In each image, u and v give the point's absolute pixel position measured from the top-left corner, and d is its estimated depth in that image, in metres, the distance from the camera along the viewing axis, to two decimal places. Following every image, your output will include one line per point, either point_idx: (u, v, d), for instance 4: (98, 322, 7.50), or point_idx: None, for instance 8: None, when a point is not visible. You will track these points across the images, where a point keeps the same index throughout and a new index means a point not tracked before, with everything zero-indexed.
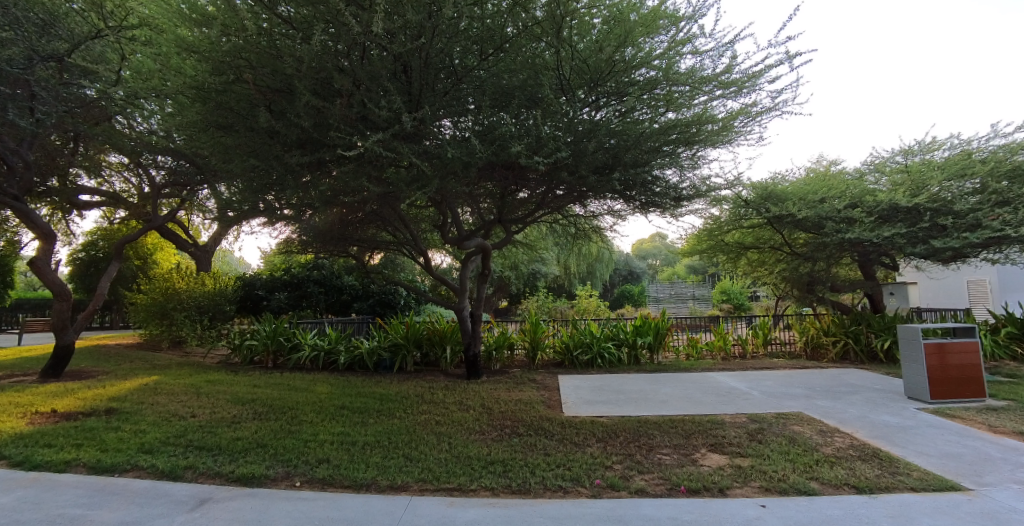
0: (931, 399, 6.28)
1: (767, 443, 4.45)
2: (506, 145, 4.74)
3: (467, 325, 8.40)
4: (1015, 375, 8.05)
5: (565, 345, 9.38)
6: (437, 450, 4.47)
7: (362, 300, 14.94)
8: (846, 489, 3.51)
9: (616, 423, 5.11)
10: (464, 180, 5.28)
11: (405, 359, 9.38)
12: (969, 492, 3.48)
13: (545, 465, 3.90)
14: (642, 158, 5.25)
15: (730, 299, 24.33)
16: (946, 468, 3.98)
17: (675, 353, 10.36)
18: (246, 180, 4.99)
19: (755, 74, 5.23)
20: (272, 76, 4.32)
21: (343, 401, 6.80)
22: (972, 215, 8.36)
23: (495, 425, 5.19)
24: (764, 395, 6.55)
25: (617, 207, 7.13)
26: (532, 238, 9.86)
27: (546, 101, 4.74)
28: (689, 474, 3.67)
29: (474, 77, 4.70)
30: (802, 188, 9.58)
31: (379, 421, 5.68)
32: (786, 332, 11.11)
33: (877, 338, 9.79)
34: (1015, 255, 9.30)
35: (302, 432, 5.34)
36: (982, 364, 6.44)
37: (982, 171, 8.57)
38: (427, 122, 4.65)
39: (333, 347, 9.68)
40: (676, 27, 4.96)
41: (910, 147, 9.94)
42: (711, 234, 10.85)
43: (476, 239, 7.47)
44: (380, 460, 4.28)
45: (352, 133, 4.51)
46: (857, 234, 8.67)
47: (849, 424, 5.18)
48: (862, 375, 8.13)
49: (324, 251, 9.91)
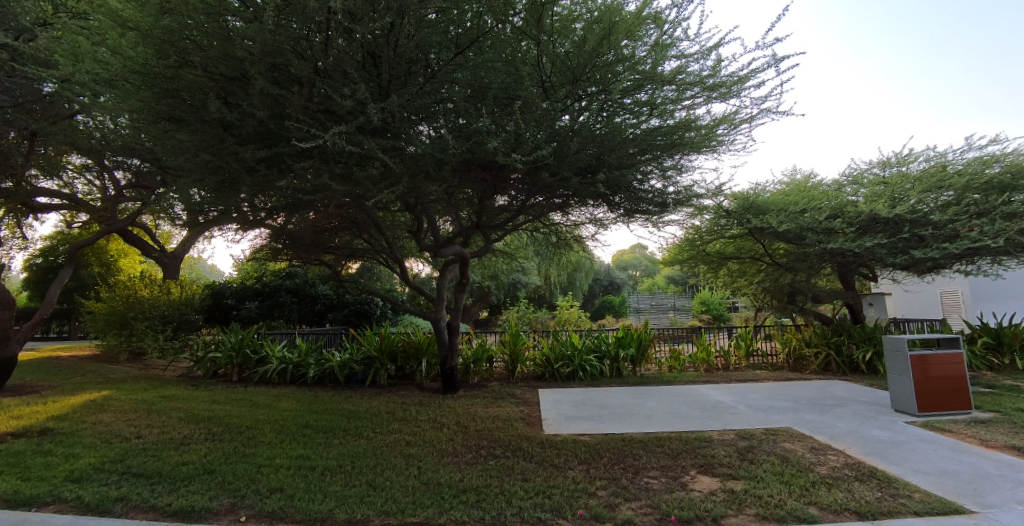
0: (919, 412, 6.13)
1: (759, 463, 4.16)
2: (482, 142, 4.41)
3: (444, 337, 7.93)
4: (996, 385, 8.02)
5: (545, 358, 9.02)
6: (405, 476, 4.06)
7: (337, 310, 14.17)
8: (847, 515, 3.22)
9: (600, 442, 4.79)
10: (438, 180, 4.93)
11: (379, 372, 8.85)
12: (974, 516, 3.24)
13: (523, 493, 3.54)
14: (627, 162, 4.99)
15: (709, 310, 24.43)
16: (946, 487, 3.76)
17: (658, 365, 10.13)
18: (200, 178, 4.57)
19: (742, 78, 5.01)
20: (223, 61, 3.92)
21: (307, 419, 6.32)
22: (950, 226, 8.35)
23: (470, 446, 4.79)
24: (751, 409, 6.33)
25: (599, 216, 6.84)
26: (512, 246, 9.56)
27: (526, 98, 4.43)
28: (679, 501, 3.34)
29: (449, 71, 4.35)
30: (781, 199, 9.56)
31: (343, 442, 5.25)
32: (768, 343, 10.98)
33: (859, 349, 9.72)
34: (988, 266, 9.39)
35: (256, 456, 4.86)
36: (967, 374, 6.33)
37: (959, 184, 8.61)
38: (397, 117, 4.30)
39: (302, 360, 9.13)
40: (659, 28, 4.69)
41: (887, 159, 9.98)
42: (692, 244, 10.76)
43: (454, 246, 7.07)
44: (340, 489, 3.86)
45: (314, 126, 4.15)
46: (838, 245, 8.62)
47: (841, 440, 4.95)
48: (846, 387, 8.01)
49: (297, 258, 9.42)
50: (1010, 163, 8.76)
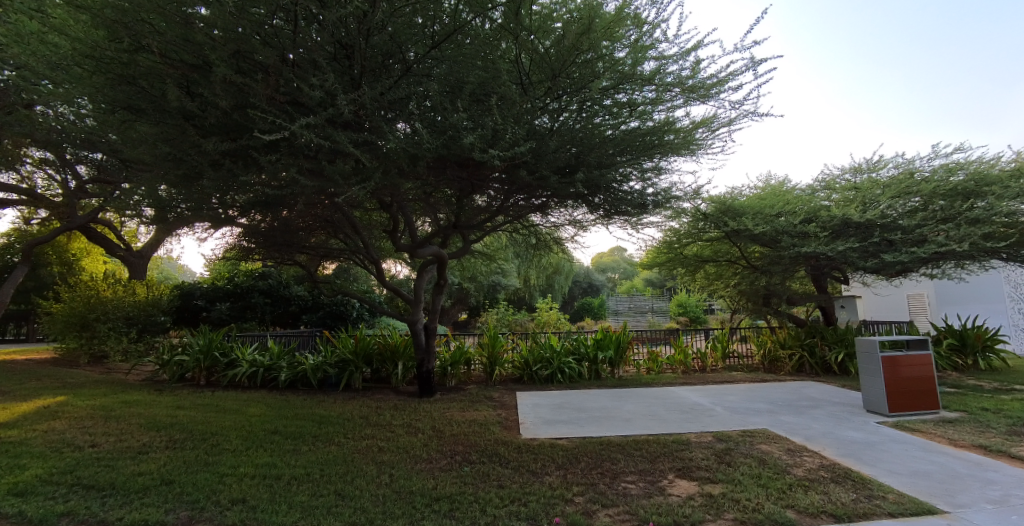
0: (890, 412, 6.25)
1: (736, 466, 4.14)
2: (458, 138, 4.30)
3: (421, 339, 7.74)
4: (961, 386, 8.26)
5: (524, 360, 8.91)
6: (376, 484, 3.90)
7: (313, 312, 13.81)
8: (824, 518, 3.20)
9: (577, 446, 4.71)
10: (414, 176, 4.79)
11: (353, 376, 8.60)
12: (947, 516, 3.25)
13: (498, 500, 3.43)
14: (606, 163, 4.91)
15: (686, 312, 24.79)
16: (918, 488, 3.79)
17: (636, 368, 10.16)
18: (160, 171, 4.34)
19: (721, 80, 4.96)
20: (183, 46, 3.72)
21: (276, 425, 6.07)
22: (917, 231, 8.57)
23: (445, 452, 4.65)
24: (728, 411, 6.35)
25: (579, 217, 6.78)
26: (491, 248, 9.43)
27: (503, 94, 4.32)
28: (658, 507, 3.28)
29: (424, 65, 4.22)
30: (757, 202, 9.69)
31: (313, 449, 5.05)
32: (743, 345, 11.12)
33: (831, 351, 9.90)
34: (952, 270, 9.67)
35: (219, 464, 4.62)
36: (935, 375, 6.48)
37: (926, 190, 8.84)
38: (369, 110, 4.15)
39: (274, 363, 8.82)
40: (639, 29, 4.60)
41: (858, 166, 10.21)
42: (670, 247, 10.86)
43: (432, 247, 6.90)
44: (306, 499, 3.68)
45: (281, 118, 3.98)
46: (812, 249, 8.78)
47: (816, 442, 4.98)
48: (819, 388, 8.15)
49: (269, 258, 9.11)
50: (973, 170, 8.97)
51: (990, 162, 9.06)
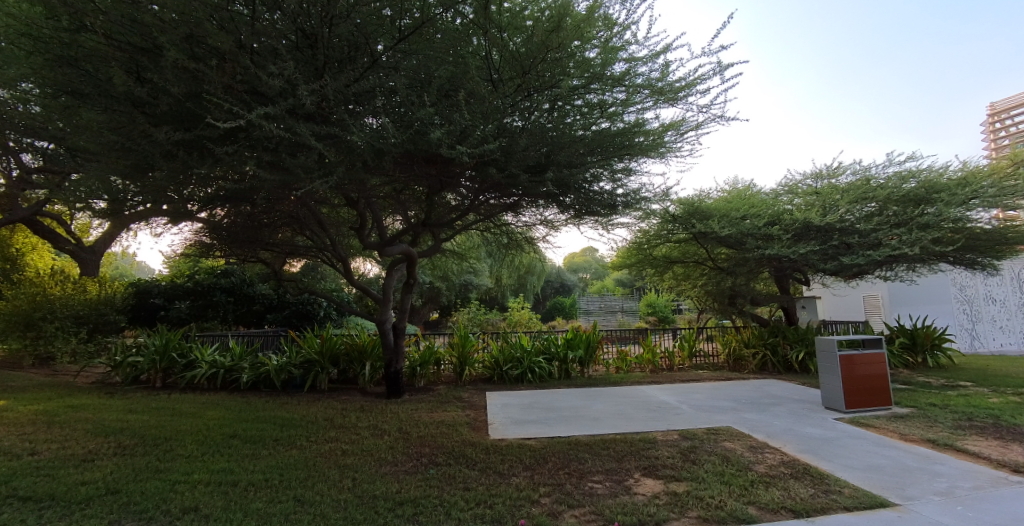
0: (847, 409, 6.49)
1: (701, 463, 4.20)
2: (424, 133, 4.21)
3: (389, 339, 7.56)
4: (911, 383, 8.66)
5: (494, 360, 8.86)
6: (338, 489, 3.77)
7: (278, 311, 13.38)
8: (784, 514, 3.27)
9: (545, 446, 4.68)
10: (380, 171, 4.67)
11: (319, 377, 8.35)
12: (898, 509, 3.37)
13: (463, 503, 3.36)
14: (576, 163, 4.89)
15: (655, 312, 25.27)
16: (872, 482, 3.93)
17: (606, 367, 10.26)
18: (108, 160, 4.09)
19: (689, 83, 5.01)
20: (131, 28, 3.52)
21: (235, 428, 5.83)
22: (873, 235, 8.92)
23: (411, 454, 4.55)
24: (694, 409, 6.46)
25: (550, 217, 6.77)
26: (463, 247, 9.33)
27: (472, 89, 4.25)
28: (623, 506, 3.27)
29: (391, 57, 4.10)
30: (724, 205, 9.91)
31: (273, 453, 4.85)
32: (709, 344, 11.38)
33: (792, 350, 10.24)
34: (904, 273, 10.14)
35: (171, 472, 4.38)
36: (888, 373, 6.76)
37: (881, 196, 9.22)
38: (332, 102, 4.02)
39: (236, 364, 8.49)
40: (609, 30, 4.61)
41: (819, 172, 10.58)
42: (640, 247, 11.02)
43: (401, 245, 6.75)
44: (264, 506, 3.52)
45: (239, 107, 3.81)
46: (775, 251, 9.05)
47: (777, 438, 5.11)
48: (781, 386, 8.40)
49: (231, 254, 8.76)
50: (924, 179, 9.39)
51: (940, 171, 9.52)
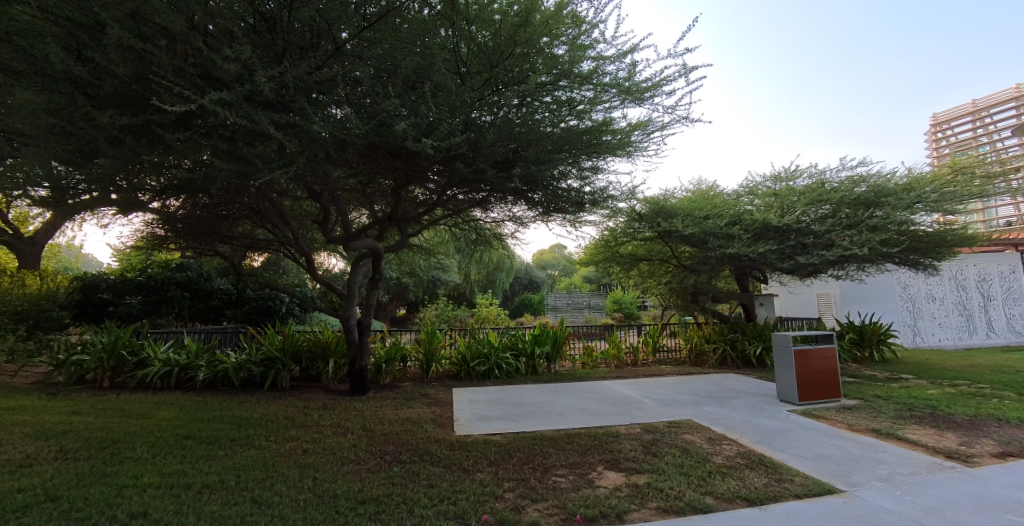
0: (799, 401, 6.80)
1: (662, 456, 4.31)
2: (389, 124, 4.14)
3: (354, 336, 7.39)
4: (859, 376, 9.16)
5: (461, 356, 8.82)
6: (297, 490, 3.66)
7: (237, 306, 12.88)
8: (739, 503, 3.39)
9: (510, 442, 4.69)
10: (343, 162, 4.55)
11: (280, 375, 8.09)
12: (843, 495, 3.55)
13: (427, 500, 3.33)
14: (543, 160, 4.87)
15: (621, 309, 25.78)
16: (821, 470, 4.12)
17: (572, 362, 10.41)
18: (45, 144, 3.82)
19: (656, 85, 5.07)
20: (70, 3, 3.30)
21: (189, 429, 5.57)
22: (827, 236, 9.34)
23: (374, 452, 4.47)
24: (656, 403, 6.63)
25: (518, 213, 6.77)
26: (431, 242, 9.23)
27: (439, 81, 4.21)
28: (586, 499, 3.32)
29: (355, 45, 4.01)
30: (688, 204, 10.17)
31: (230, 454, 4.67)
32: (672, 339, 11.70)
33: (750, 345, 10.64)
34: (854, 272, 10.68)
35: (119, 475, 4.15)
36: (837, 367, 7.11)
37: (834, 198, 9.66)
38: (292, 89, 3.90)
39: (191, 362, 8.12)
40: (578, 28, 4.62)
41: (777, 174, 11.00)
42: (607, 244, 11.19)
43: (366, 239, 6.60)
44: (219, 508, 3.38)
45: (191, 92, 3.64)
46: (735, 250, 9.38)
47: (734, 430, 5.30)
48: (739, 380, 8.72)
49: (186, 247, 8.37)
50: (873, 183, 9.90)
51: (887, 176, 10.06)
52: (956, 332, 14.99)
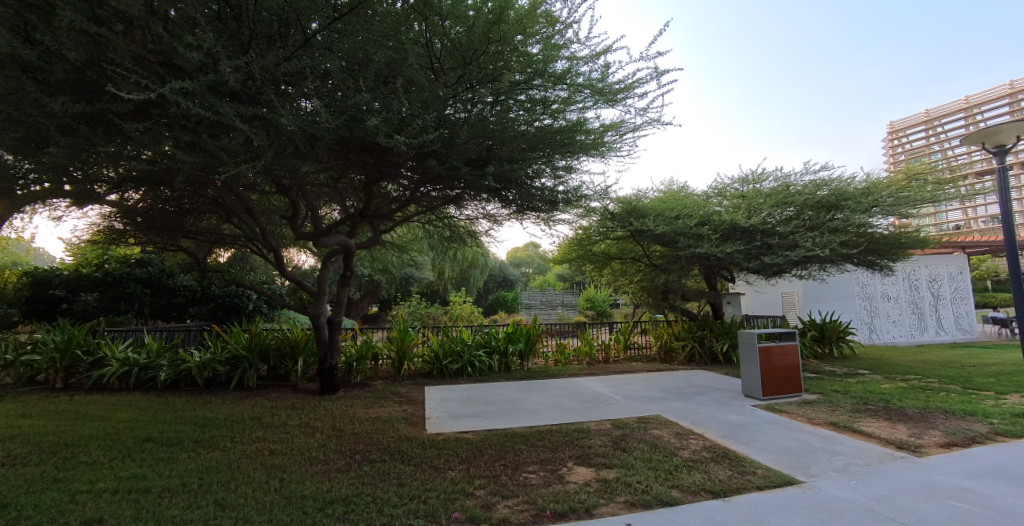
0: (763, 396, 7.04)
1: (631, 451, 4.40)
2: (360, 119, 4.08)
3: (324, 334, 7.25)
4: (819, 371, 9.55)
5: (434, 354, 8.76)
6: (263, 491, 3.58)
7: (202, 304, 12.45)
8: (703, 495, 3.50)
9: (482, 439, 4.70)
10: (312, 157, 4.46)
11: (247, 374, 7.87)
12: (802, 486, 3.70)
13: (397, 499, 3.31)
14: (518, 157, 4.90)
15: (594, 307, 26.13)
16: (781, 462, 4.29)
17: (545, 359, 10.51)
18: None
19: (628, 86, 5.14)
20: None
21: (149, 431, 5.36)
22: (791, 237, 9.67)
23: (344, 452, 4.40)
24: (626, 400, 6.76)
25: (493, 211, 6.76)
26: (405, 239, 9.14)
27: (412, 77, 4.17)
28: (556, 495, 3.36)
29: (325, 37, 3.93)
30: (659, 204, 10.37)
31: (193, 456, 4.52)
32: (643, 336, 11.94)
33: (717, 342, 10.94)
34: (816, 272, 11.11)
35: (73, 481, 3.96)
36: (799, 363, 7.39)
37: (798, 201, 10.02)
38: (259, 81, 3.80)
39: (152, 362, 7.80)
40: (552, 28, 4.62)
41: (745, 177, 11.34)
42: (580, 243, 11.31)
43: (337, 235, 6.48)
44: (180, 512, 3.27)
45: (151, 80, 3.51)
46: (704, 250, 9.62)
47: (701, 425, 5.45)
48: (706, 376, 8.97)
49: (146, 241, 8.04)
50: (834, 187, 10.30)
51: (848, 181, 10.50)
52: (909, 330, 15.79)
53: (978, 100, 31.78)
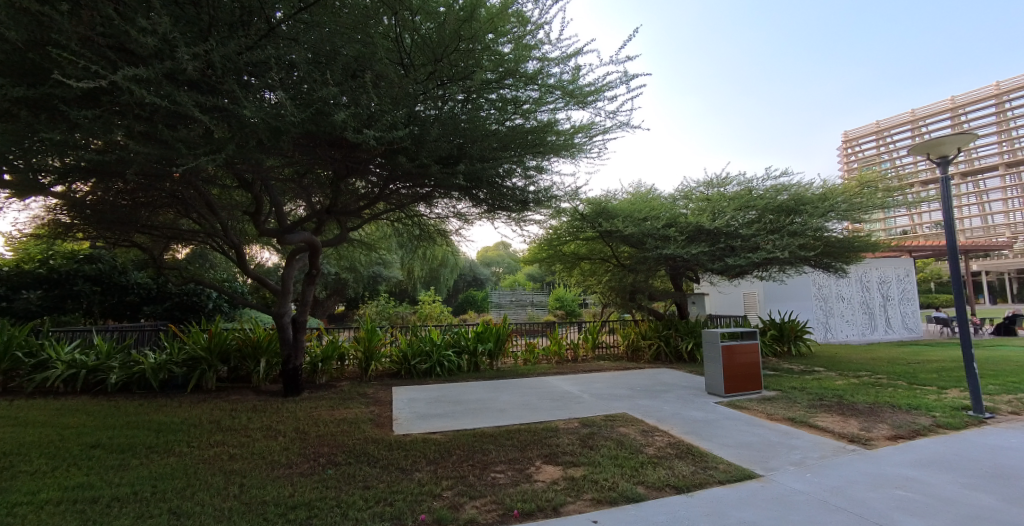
0: (725, 393, 7.27)
1: (598, 448, 4.46)
2: (328, 113, 3.98)
3: (288, 334, 7.03)
4: (777, 369, 9.95)
5: (402, 354, 8.65)
6: (221, 498, 3.44)
7: (157, 302, 11.87)
8: (667, 491, 3.58)
9: (450, 439, 4.66)
10: (277, 150, 4.32)
11: (205, 376, 7.55)
12: (761, 480, 3.84)
13: (362, 502, 3.24)
14: (489, 156, 4.88)
15: (563, 306, 26.43)
16: (741, 457, 4.44)
17: (514, 358, 10.54)
18: None
19: (598, 89, 5.19)
20: None
21: (97, 437, 5.07)
22: (753, 239, 9.99)
23: (307, 455, 4.29)
24: (594, 398, 6.85)
25: (463, 210, 6.72)
26: (373, 237, 8.98)
27: (381, 71, 4.11)
28: (524, 494, 3.37)
29: (290, 27, 3.82)
30: (628, 206, 10.54)
31: (145, 463, 4.30)
32: (611, 335, 12.15)
33: (682, 341, 11.23)
34: (776, 273, 11.55)
35: (10, 492, 3.70)
36: (759, 361, 7.66)
37: (760, 205, 10.39)
38: (220, 70, 3.65)
39: (102, 363, 7.38)
40: (523, 28, 4.62)
41: (710, 181, 11.67)
42: (551, 243, 11.40)
43: (302, 232, 6.30)
44: (130, 522, 3.10)
45: (101, 65, 3.32)
46: (671, 251, 9.87)
47: (666, 422, 5.59)
48: (671, 374, 9.19)
49: (96, 236, 7.60)
50: (793, 192, 10.72)
51: (805, 186, 10.95)
52: (860, 329, 16.63)
53: (922, 113, 33.88)
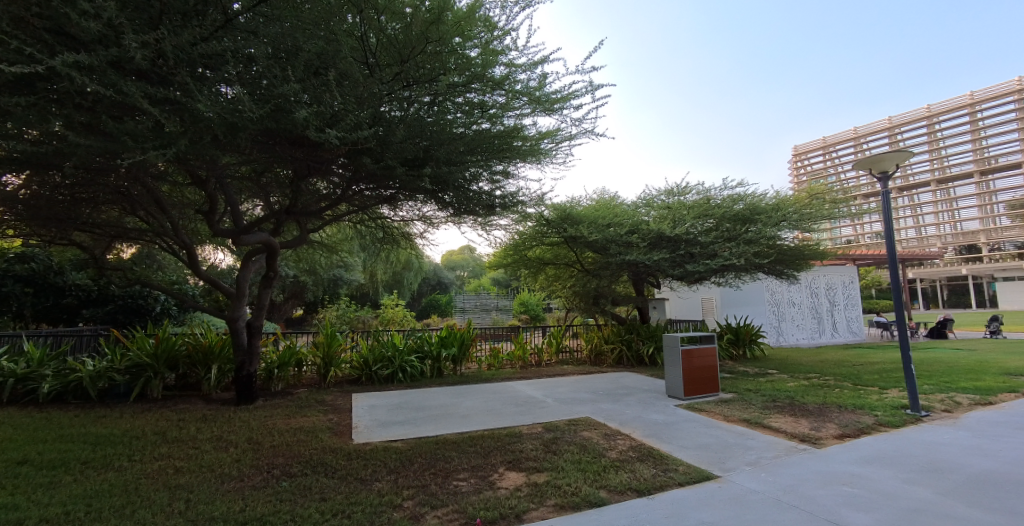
0: (684, 396, 7.47)
1: (561, 453, 4.47)
2: (288, 110, 3.85)
3: (242, 339, 6.72)
4: (733, 372, 10.31)
5: (363, 360, 8.44)
6: (164, 515, 3.22)
7: (98, 305, 11.07)
8: (629, 494, 3.63)
9: (412, 447, 4.57)
10: (233, 147, 4.13)
11: (150, 384, 7.11)
12: (719, 480, 3.95)
13: (318, 515, 3.11)
14: (455, 159, 4.83)
15: (528, 310, 26.56)
16: (700, 458, 4.56)
17: (478, 363, 10.47)
18: None
19: (564, 96, 5.23)
20: None
21: (24, 452, 4.66)
22: (711, 246, 10.34)
23: (260, 467, 4.10)
24: (557, 402, 6.88)
25: (428, 213, 6.63)
26: (335, 239, 8.73)
27: (345, 70, 4.00)
28: (486, 501, 3.33)
29: (250, 19, 3.67)
30: (591, 212, 10.71)
31: (80, 479, 3.99)
32: (575, 340, 12.28)
33: (644, 345, 11.48)
34: (732, 279, 12.00)
35: None
36: (716, 364, 7.91)
37: (717, 213, 10.78)
38: (171, 60, 3.46)
39: (33, 371, 6.82)
40: (491, 32, 4.60)
41: (670, 189, 12.02)
42: (516, 248, 11.43)
43: (259, 233, 6.04)
44: None
45: (36, 49, 3.08)
46: (633, 257, 10.11)
47: (628, 425, 5.67)
48: (632, 378, 9.36)
49: (28, 233, 7.03)
50: (748, 202, 11.18)
51: (759, 197, 11.45)
52: (809, 332, 17.50)
53: (863, 131, 36.24)
